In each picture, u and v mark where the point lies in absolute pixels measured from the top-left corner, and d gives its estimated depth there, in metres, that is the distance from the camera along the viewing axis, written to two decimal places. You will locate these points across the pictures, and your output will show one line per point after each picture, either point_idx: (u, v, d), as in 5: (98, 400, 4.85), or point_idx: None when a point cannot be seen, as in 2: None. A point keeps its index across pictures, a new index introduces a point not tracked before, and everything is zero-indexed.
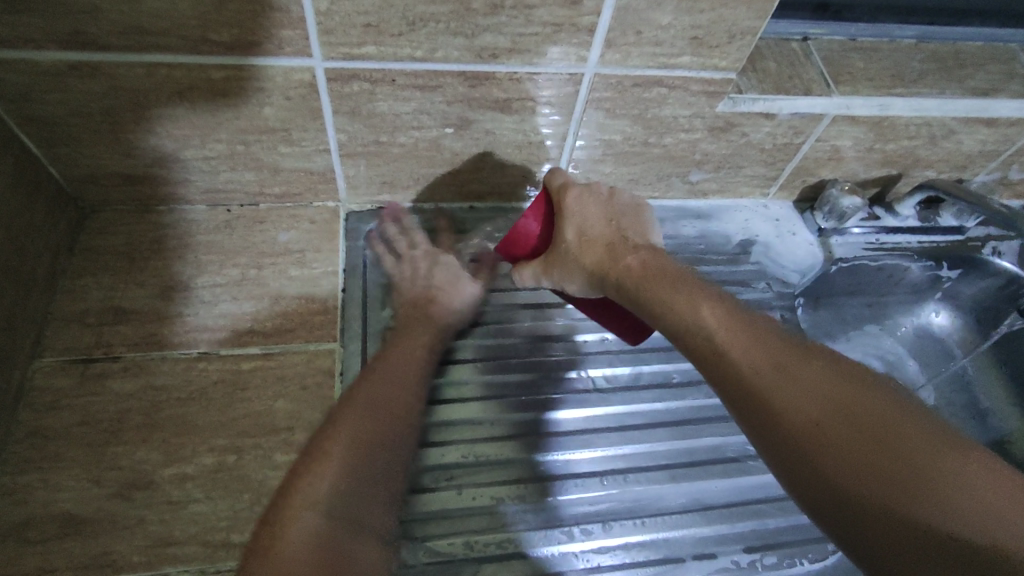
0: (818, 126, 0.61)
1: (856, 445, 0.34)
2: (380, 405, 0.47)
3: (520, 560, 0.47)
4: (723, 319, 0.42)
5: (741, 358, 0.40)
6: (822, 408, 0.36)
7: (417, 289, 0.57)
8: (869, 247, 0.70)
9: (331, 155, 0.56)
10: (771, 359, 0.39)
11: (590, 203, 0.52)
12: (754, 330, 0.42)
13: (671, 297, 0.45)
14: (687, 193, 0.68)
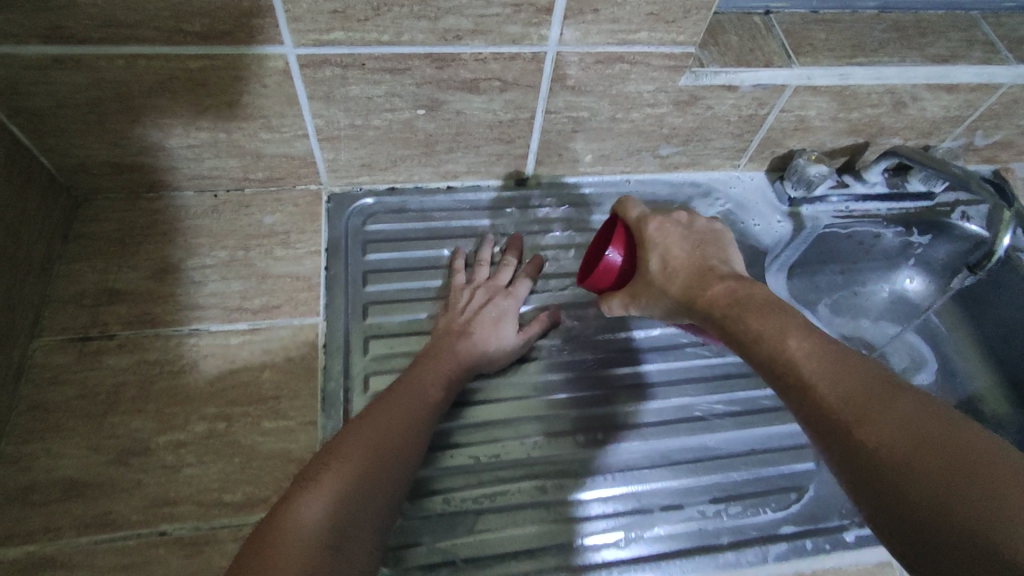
0: (782, 97, 0.62)
1: (965, 490, 0.30)
2: (386, 422, 0.45)
3: (495, 513, 0.50)
4: (808, 348, 0.39)
5: (823, 386, 0.37)
6: (923, 447, 0.32)
7: (460, 321, 0.55)
8: (839, 215, 0.72)
9: (310, 140, 0.58)
10: (854, 386, 0.36)
11: (671, 230, 0.53)
12: (841, 357, 0.38)
13: (759, 326, 0.42)
14: (659, 167, 0.70)
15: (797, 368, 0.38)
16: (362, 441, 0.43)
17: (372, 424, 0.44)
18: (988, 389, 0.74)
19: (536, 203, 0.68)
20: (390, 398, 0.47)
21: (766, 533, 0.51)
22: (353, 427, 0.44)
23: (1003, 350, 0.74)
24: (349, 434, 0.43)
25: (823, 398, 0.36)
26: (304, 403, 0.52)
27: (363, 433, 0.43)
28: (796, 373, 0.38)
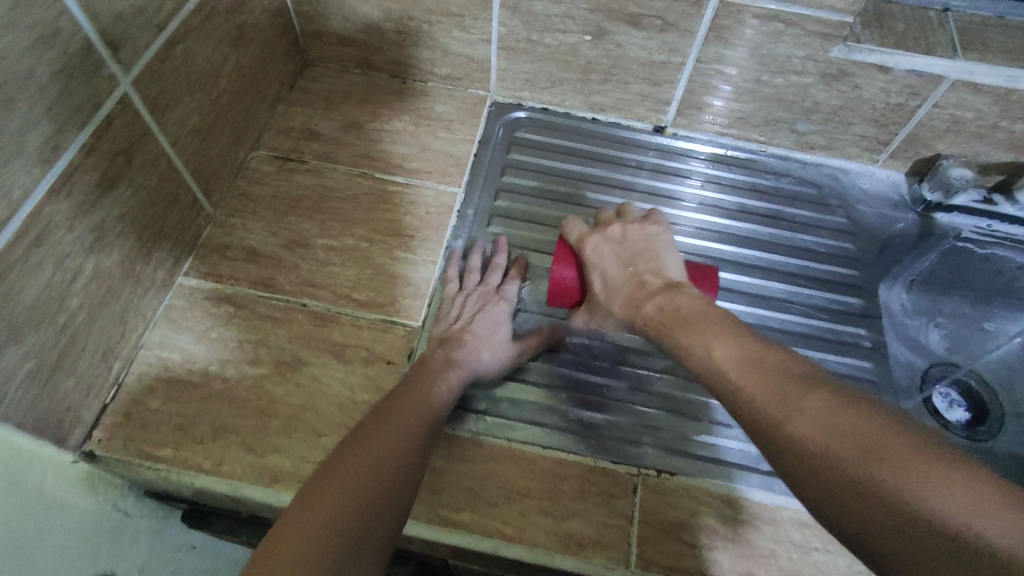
0: (937, 91, 0.63)
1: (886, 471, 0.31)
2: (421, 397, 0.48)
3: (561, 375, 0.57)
4: (735, 354, 0.42)
5: (750, 390, 0.40)
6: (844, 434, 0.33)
7: (451, 328, 0.55)
8: (976, 232, 0.70)
9: (491, 46, 0.69)
10: (775, 385, 0.38)
11: (606, 250, 0.57)
12: (765, 360, 0.41)
13: (693, 338, 0.45)
14: (795, 144, 0.73)
15: (735, 380, 0.41)
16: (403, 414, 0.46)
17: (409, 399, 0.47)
18: None
19: (667, 150, 0.74)
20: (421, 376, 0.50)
21: None
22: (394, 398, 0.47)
23: None
24: (393, 407, 0.46)
25: (756, 402, 0.39)
26: (430, 246, 0.62)
27: (405, 406, 0.46)
28: (732, 382, 0.41)
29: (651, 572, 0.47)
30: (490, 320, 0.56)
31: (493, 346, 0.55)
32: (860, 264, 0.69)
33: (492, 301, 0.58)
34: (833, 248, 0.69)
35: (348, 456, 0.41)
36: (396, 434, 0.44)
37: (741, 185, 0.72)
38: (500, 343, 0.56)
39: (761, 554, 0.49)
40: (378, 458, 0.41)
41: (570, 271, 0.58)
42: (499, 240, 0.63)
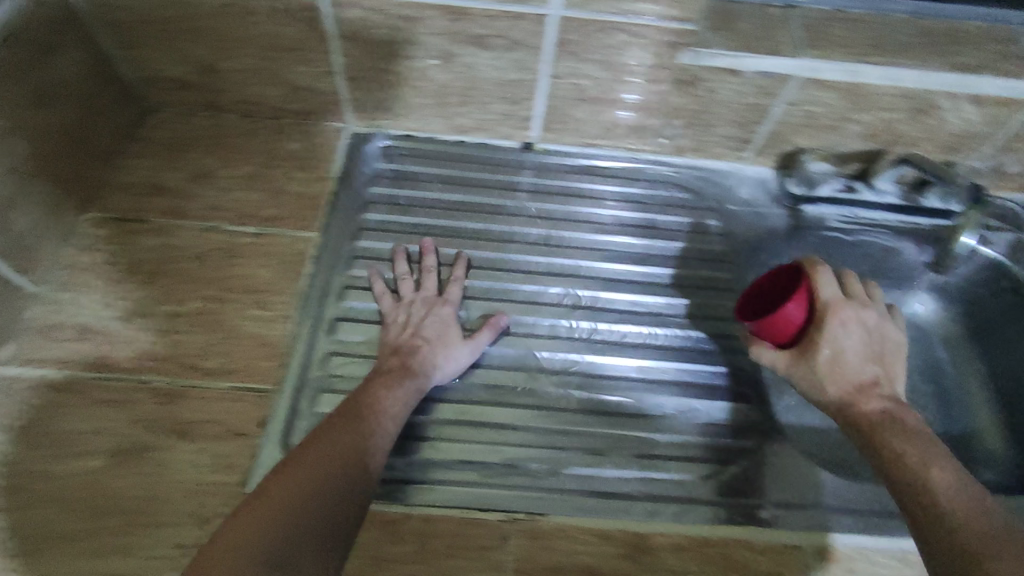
0: (788, 88, 0.63)
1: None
2: (356, 427, 0.46)
3: (425, 422, 0.56)
4: (952, 482, 0.43)
5: (960, 515, 0.40)
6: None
7: (402, 337, 0.57)
8: (844, 220, 0.72)
9: (338, 77, 0.65)
10: (965, 518, 0.40)
11: (855, 330, 0.54)
12: (973, 493, 0.42)
13: (906, 451, 0.46)
14: (664, 148, 0.72)
15: (944, 502, 0.41)
16: (335, 447, 0.44)
17: (343, 430, 0.46)
18: (985, 427, 0.70)
19: (537, 168, 0.73)
20: (358, 408, 0.48)
21: (679, 494, 0.54)
22: (328, 427, 0.45)
23: (1008, 388, 0.71)
24: (326, 438, 0.44)
25: (953, 528, 0.39)
26: (286, 299, 0.59)
27: (342, 431, 0.45)
28: (931, 501, 0.42)
29: None
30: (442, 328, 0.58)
31: (447, 349, 0.56)
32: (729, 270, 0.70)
33: (437, 304, 0.60)
34: (702, 256, 0.70)
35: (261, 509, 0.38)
36: (325, 469, 0.42)
37: (612, 196, 0.72)
38: (451, 338, 0.58)
39: None
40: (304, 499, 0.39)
41: (798, 309, 0.54)
42: (425, 243, 0.64)
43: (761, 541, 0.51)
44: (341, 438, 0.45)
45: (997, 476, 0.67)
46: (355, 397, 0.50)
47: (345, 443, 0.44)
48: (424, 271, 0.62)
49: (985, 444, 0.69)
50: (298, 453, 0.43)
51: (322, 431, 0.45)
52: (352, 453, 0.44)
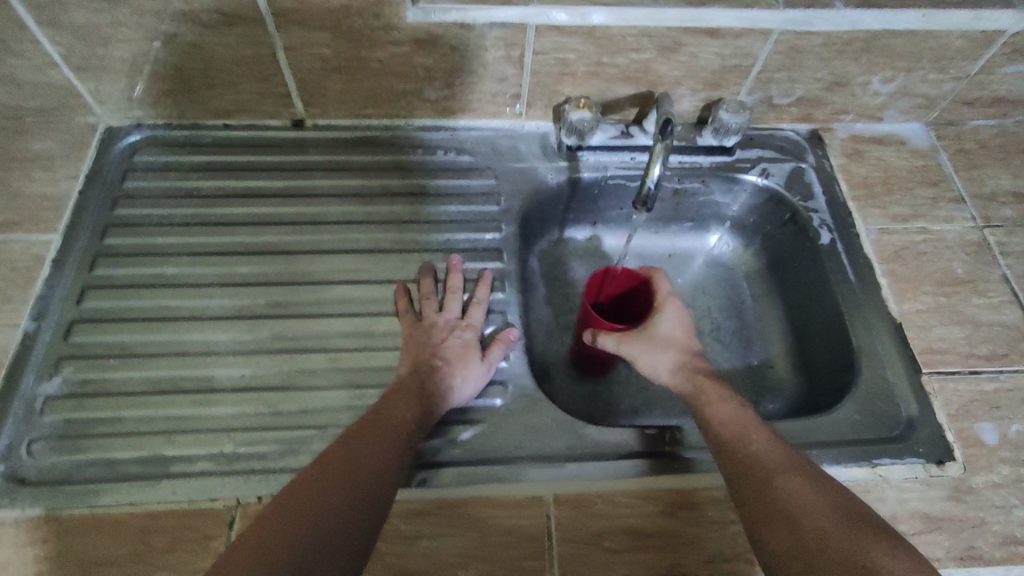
0: (528, 38, 0.62)
1: (888, 547, 0.39)
2: (382, 438, 0.48)
3: (161, 419, 0.53)
4: (776, 451, 0.47)
5: (785, 491, 0.44)
6: (845, 523, 0.41)
7: (424, 357, 0.56)
8: (623, 167, 0.71)
9: (62, 68, 0.61)
10: (807, 486, 0.44)
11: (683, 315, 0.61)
12: (795, 460, 0.47)
13: (733, 422, 0.50)
14: (435, 111, 0.71)
15: (763, 459, 0.46)
16: (363, 458, 0.46)
17: (389, 449, 0.48)
18: (777, 356, 0.72)
19: (308, 145, 0.71)
20: (388, 423, 0.50)
21: (424, 460, 0.53)
22: (346, 448, 0.47)
23: (795, 315, 0.72)
24: (334, 452, 0.46)
25: (793, 504, 0.43)
26: (15, 307, 0.57)
27: (318, 482, 0.43)
28: (769, 477, 0.45)
29: None
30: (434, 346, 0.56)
31: (466, 371, 0.55)
32: (510, 227, 0.68)
33: (460, 328, 0.58)
34: (480, 215, 0.68)
35: (274, 506, 0.42)
36: (339, 474, 0.44)
37: (388, 165, 0.71)
38: (471, 362, 0.56)
39: None
40: (315, 503, 0.41)
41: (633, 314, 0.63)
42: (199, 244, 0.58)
43: (501, 495, 0.52)
44: (374, 464, 0.46)
45: (779, 404, 0.68)
46: (370, 418, 0.50)
47: (373, 454, 0.47)
48: (450, 292, 0.61)
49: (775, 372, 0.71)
50: (321, 466, 0.45)
51: (340, 444, 0.47)
52: (387, 467, 0.46)
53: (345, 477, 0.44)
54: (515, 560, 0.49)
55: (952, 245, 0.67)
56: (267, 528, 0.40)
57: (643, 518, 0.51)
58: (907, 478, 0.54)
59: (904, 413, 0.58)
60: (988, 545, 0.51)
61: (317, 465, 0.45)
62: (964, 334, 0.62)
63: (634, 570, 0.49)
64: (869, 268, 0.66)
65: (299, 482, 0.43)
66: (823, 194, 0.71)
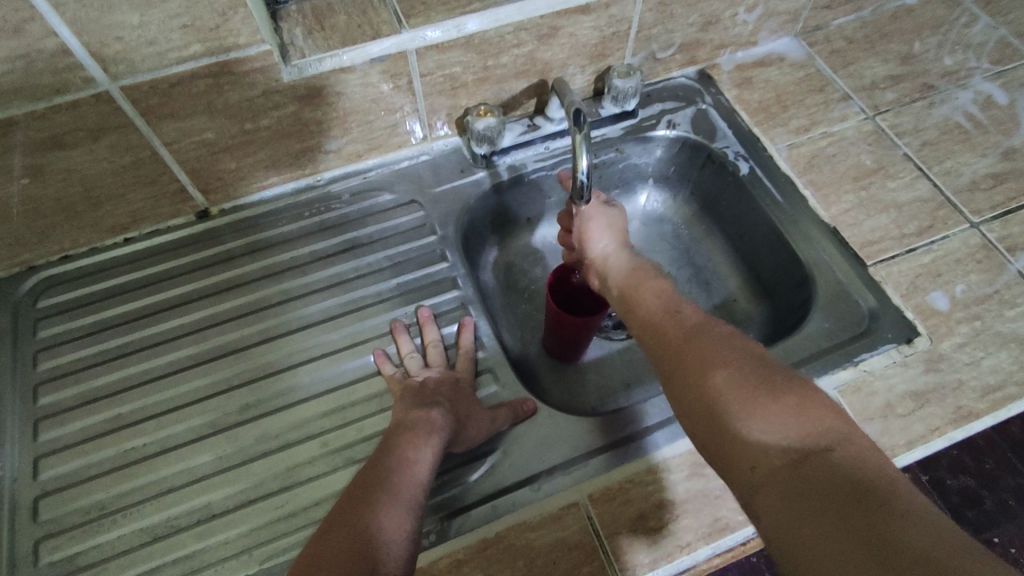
0: (410, 65, 0.60)
1: (784, 395, 0.38)
2: (380, 497, 0.44)
3: (172, 564, 0.50)
4: (660, 301, 0.50)
5: (667, 328, 0.46)
6: (739, 370, 0.40)
7: (419, 408, 0.53)
8: (540, 159, 0.71)
9: None
10: (687, 318, 0.46)
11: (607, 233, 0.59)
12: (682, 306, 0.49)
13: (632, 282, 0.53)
14: (339, 161, 0.69)
15: (670, 328, 0.46)
16: (364, 530, 0.41)
17: (389, 511, 0.43)
18: (737, 289, 0.75)
19: (222, 233, 0.67)
20: (381, 483, 0.46)
21: (454, 507, 0.52)
22: (359, 499, 0.44)
23: (740, 248, 0.75)
24: (326, 534, 0.42)
25: (682, 339, 0.45)
26: None
27: (328, 534, 0.41)
28: (656, 319, 0.48)
29: None
30: (428, 393, 0.54)
31: (473, 415, 0.54)
32: (453, 253, 0.66)
33: (451, 377, 0.57)
34: (420, 249, 0.66)
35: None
36: (344, 554, 0.39)
37: (312, 228, 0.68)
38: (472, 405, 0.54)
39: None
40: None
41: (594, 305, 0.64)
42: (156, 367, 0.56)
43: (537, 514, 0.51)
44: (384, 510, 0.43)
45: (754, 331, 0.72)
46: (381, 464, 0.48)
47: (373, 522, 0.42)
48: (429, 344, 0.59)
49: (740, 304, 0.75)
50: (319, 551, 0.40)
51: (330, 521, 0.43)
52: (393, 532, 0.42)
53: (351, 559, 0.39)
54: (571, 570, 0.49)
55: (854, 140, 0.72)
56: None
57: (673, 488, 0.52)
58: (887, 366, 0.58)
59: (865, 307, 0.62)
60: (972, 401, 0.56)
61: (307, 556, 0.40)
62: (890, 218, 0.66)
63: (682, 536, 0.50)
64: (791, 184, 0.69)
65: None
66: (729, 127, 0.74)
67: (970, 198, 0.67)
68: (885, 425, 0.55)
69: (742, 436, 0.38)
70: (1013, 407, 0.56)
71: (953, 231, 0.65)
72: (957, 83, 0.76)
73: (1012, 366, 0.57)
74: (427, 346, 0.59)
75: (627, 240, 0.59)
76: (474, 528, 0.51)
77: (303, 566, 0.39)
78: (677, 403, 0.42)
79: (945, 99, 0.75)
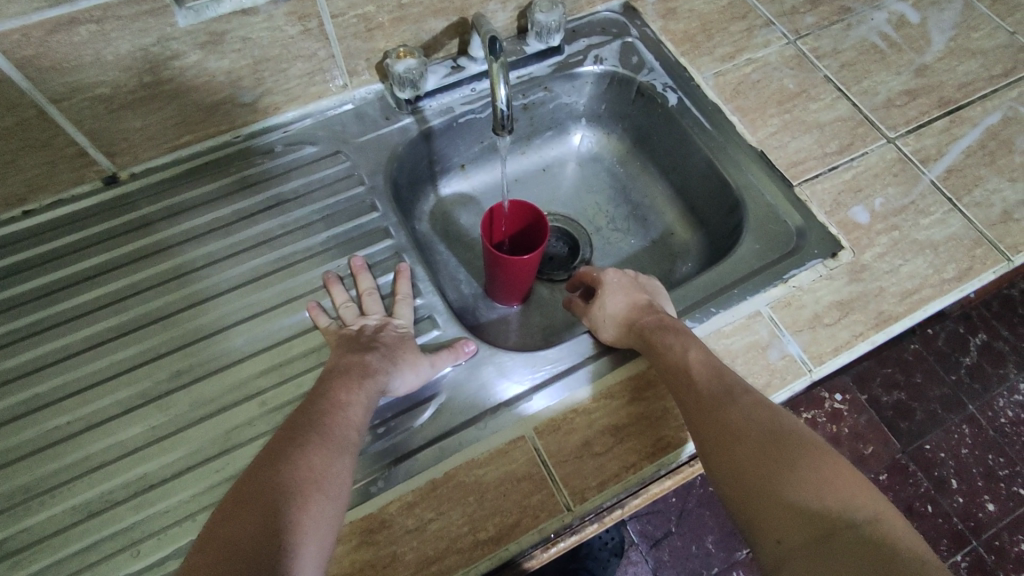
0: (319, 4, 0.57)
1: (815, 468, 0.39)
2: (310, 439, 0.43)
3: (109, 539, 0.48)
4: (700, 355, 0.49)
5: (699, 384, 0.46)
6: (768, 442, 0.41)
7: (354, 355, 0.51)
8: (467, 101, 0.70)
9: None
10: (721, 382, 0.46)
11: (618, 299, 0.57)
12: (718, 366, 0.48)
13: (668, 340, 0.50)
14: (255, 115, 0.65)
15: (700, 386, 0.46)
16: (293, 471, 0.41)
17: (320, 452, 0.43)
18: (674, 222, 0.76)
19: (132, 198, 0.63)
20: (311, 425, 0.45)
21: (400, 452, 0.52)
22: (287, 439, 0.43)
23: (674, 180, 0.76)
24: (251, 476, 0.41)
25: (715, 401, 0.45)
26: None
27: (255, 476, 0.40)
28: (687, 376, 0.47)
29: None
30: (364, 341, 0.53)
31: (410, 358, 0.53)
32: (383, 202, 0.65)
33: (388, 323, 0.56)
34: (350, 201, 0.64)
35: (214, 534, 0.37)
36: (271, 494, 0.39)
37: (232, 187, 0.65)
38: (410, 349, 0.54)
39: (383, 564, 0.47)
40: (252, 539, 0.36)
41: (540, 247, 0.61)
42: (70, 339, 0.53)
43: (484, 451, 0.52)
44: (314, 451, 0.43)
45: (692, 261, 0.73)
46: (312, 406, 0.47)
47: (301, 463, 0.41)
48: (364, 292, 0.58)
49: (678, 237, 0.76)
50: (244, 496, 0.39)
51: (257, 463, 0.42)
52: (324, 473, 0.41)
53: (280, 501, 0.39)
54: (521, 501, 0.50)
55: (777, 65, 0.72)
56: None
57: (616, 413, 0.53)
58: (815, 280, 0.60)
59: (792, 227, 0.63)
60: (892, 306, 0.58)
61: (232, 498, 0.39)
62: (813, 138, 0.68)
63: (626, 459, 0.51)
64: (718, 111, 0.70)
65: (219, 525, 0.38)
66: (656, 59, 0.73)
67: (886, 115, 0.69)
68: (813, 335, 0.57)
69: (779, 499, 0.38)
70: (929, 308, 0.59)
71: (871, 147, 0.67)
72: (873, 4, 0.78)
73: (928, 271, 0.60)
74: (362, 295, 0.58)
75: (642, 303, 0.56)
76: (422, 470, 0.51)
77: (226, 510, 0.39)
78: (705, 461, 0.43)
79: (861, 21, 0.76)
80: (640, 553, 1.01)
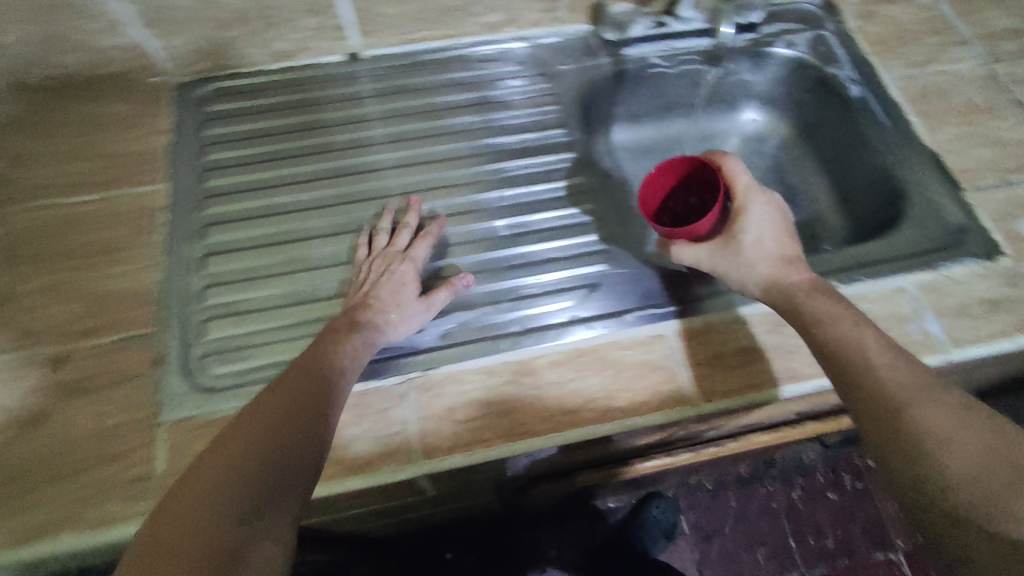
0: None
1: (982, 416, 0.41)
2: (317, 385, 0.45)
3: (313, 322, 0.58)
4: (823, 290, 0.53)
5: (825, 316, 0.50)
6: (901, 373, 0.45)
7: (357, 297, 0.56)
8: (662, 54, 0.76)
9: (132, 27, 0.65)
10: (843, 314, 0.50)
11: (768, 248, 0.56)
12: (839, 300, 0.52)
13: (805, 289, 0.52)
14: (480, 29, 0.75)
15: (826, 319, 0.50)
16: (298, 412, 0.43)
17: (321, 401, 0.45)
18: (824, 210, 0.79)
19: (364, 76, 0.75)
20: (312, 370, 0.47)
21: (548, 321, 0.60)
22: (305, 376, 0.46)
23: (834, 170, 0.79)
24: (270, 403, 0.43)
25: (841, 331, 0.49)
26: (144, 251, 0.61)
27: (270, 402, 0.43)
28: (811, 309, 0.51)
29: (455, 457, 0.51)
30: (355, 290, 0.57)
31: (401, 304, 0.56)
32: (570, 123, 0.73)
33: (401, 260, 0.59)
34: (541, 116, 0.73)
35: (223, 447, 0.40)
36: (308, 400, 0.44)
37: (446, 83, 0.75)
38: (396, 299, 0.56)
39: (525, 403, 0.54)
40: (250, 459, 0.39)
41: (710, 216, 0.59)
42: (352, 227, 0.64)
43: (625, 338, 0.57)
44: (316, 396, 0.45)
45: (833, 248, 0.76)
46: (314, 353, 0.49)
47: (303, 406, 0.43)
48: (400, 228, 0.62)
49: (825, 224, 0.79)
50: (268, 416, 0.42)
51: (280, 389, 0.44)
52: (322, 425, 0.43)
53: (281, 432, 0.41)
54: (652, 385, 0.54)
55: (967, 81, 0.74)
56: (205, 482, 0.37)
57: (752, 337, 0.57)
58: (968, 275, 0.62)
59: (954, 225, 0.65)
60: None
61: (253, 414, 0.43)
62: (992, 152, 0.69)
63: (755, 376, 0.55)
64: (899, 110, 0.73)
65: (225, 441, 0.40)
66: (845, 53, 0.77)
67: None
68: (956, 322, 0.59)
69: (918, 416, 0.42)
70: None
71: None
72: None
73: None
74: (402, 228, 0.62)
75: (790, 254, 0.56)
76: (563, 337, 0.57)
77: (252, 408, 0.43)
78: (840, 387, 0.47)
79: None
80: (688, 544, 1.01)
